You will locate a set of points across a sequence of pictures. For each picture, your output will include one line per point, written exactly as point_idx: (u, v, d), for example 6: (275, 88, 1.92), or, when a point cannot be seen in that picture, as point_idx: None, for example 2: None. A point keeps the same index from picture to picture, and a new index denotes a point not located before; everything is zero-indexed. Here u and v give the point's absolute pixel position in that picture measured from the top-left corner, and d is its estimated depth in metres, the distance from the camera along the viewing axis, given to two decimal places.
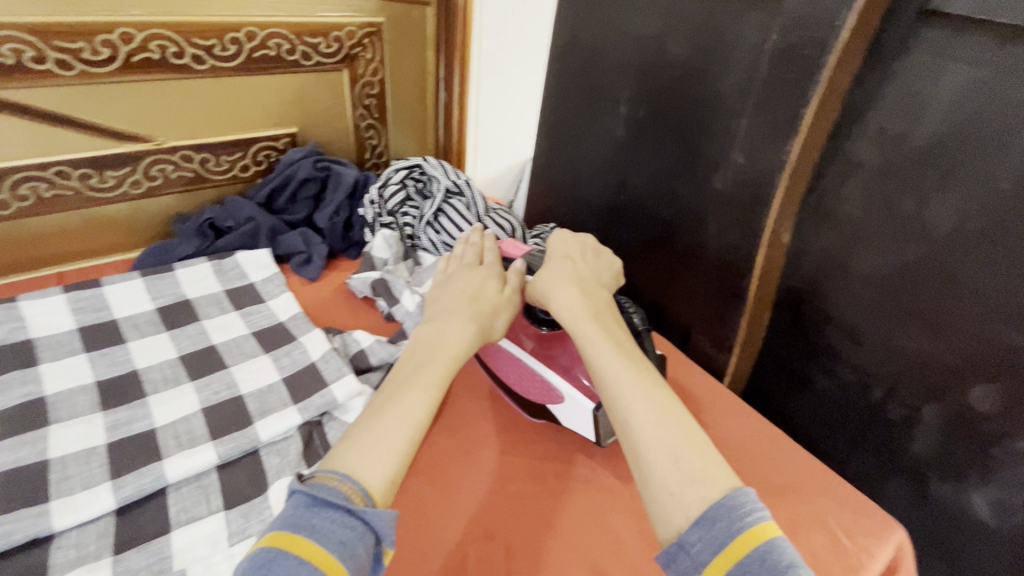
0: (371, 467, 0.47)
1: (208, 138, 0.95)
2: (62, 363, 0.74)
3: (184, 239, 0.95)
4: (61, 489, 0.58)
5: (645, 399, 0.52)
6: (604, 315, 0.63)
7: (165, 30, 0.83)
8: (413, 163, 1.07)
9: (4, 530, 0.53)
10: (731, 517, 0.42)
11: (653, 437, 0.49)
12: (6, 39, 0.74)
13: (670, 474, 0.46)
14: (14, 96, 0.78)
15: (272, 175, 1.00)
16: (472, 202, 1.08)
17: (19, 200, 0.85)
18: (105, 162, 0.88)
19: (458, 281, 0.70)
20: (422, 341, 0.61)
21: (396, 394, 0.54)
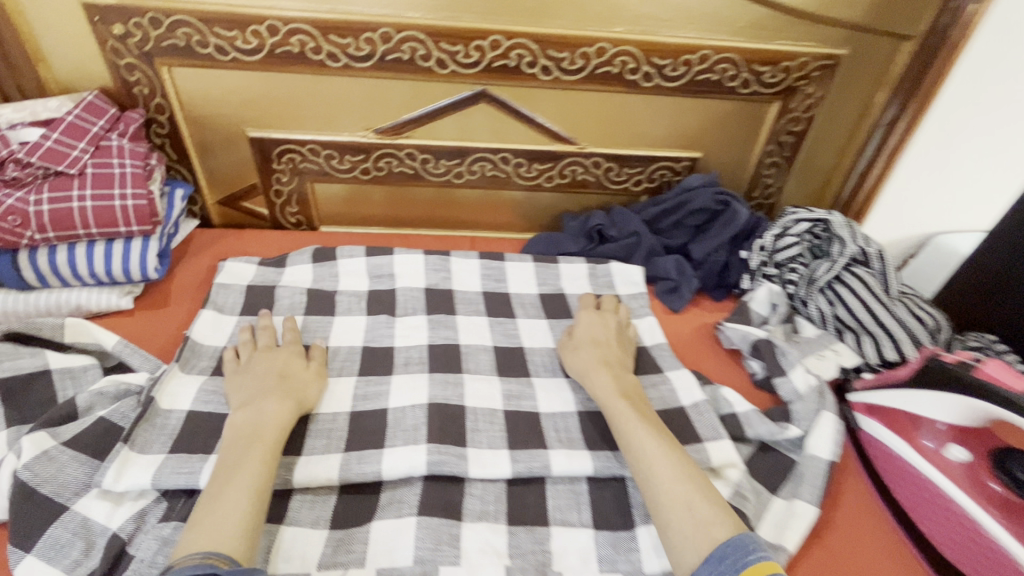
0: (227, 533, 0.50)
1: (621, 150, 0.99)
2: (470, 320, 0.86)
3: (570, 235, 1.02)
4: (474, 440, 0.66)
5: (667, 459, 0.58)
6: (635, 398, 0.67)
7: (633, 48, 0.87)
8: (818, 215, 0.93)
9: (439, 459, 0.62)
10: (738, 555, 0.49)
11: (672, 499, 0.55)
12: (517, 45, 0.87)
13: (684, 524, 0.53)
14: (502, 92, 0.92)
15: (664, 196, 0.99)
16: (879, 278, 0.90)
17: (470, 174, 1.02)
18: (537, 156, 0.99)
19: (258, 364, 0.69)
20: (241, 427, 0.61)
21: (232, 476, 0.55)
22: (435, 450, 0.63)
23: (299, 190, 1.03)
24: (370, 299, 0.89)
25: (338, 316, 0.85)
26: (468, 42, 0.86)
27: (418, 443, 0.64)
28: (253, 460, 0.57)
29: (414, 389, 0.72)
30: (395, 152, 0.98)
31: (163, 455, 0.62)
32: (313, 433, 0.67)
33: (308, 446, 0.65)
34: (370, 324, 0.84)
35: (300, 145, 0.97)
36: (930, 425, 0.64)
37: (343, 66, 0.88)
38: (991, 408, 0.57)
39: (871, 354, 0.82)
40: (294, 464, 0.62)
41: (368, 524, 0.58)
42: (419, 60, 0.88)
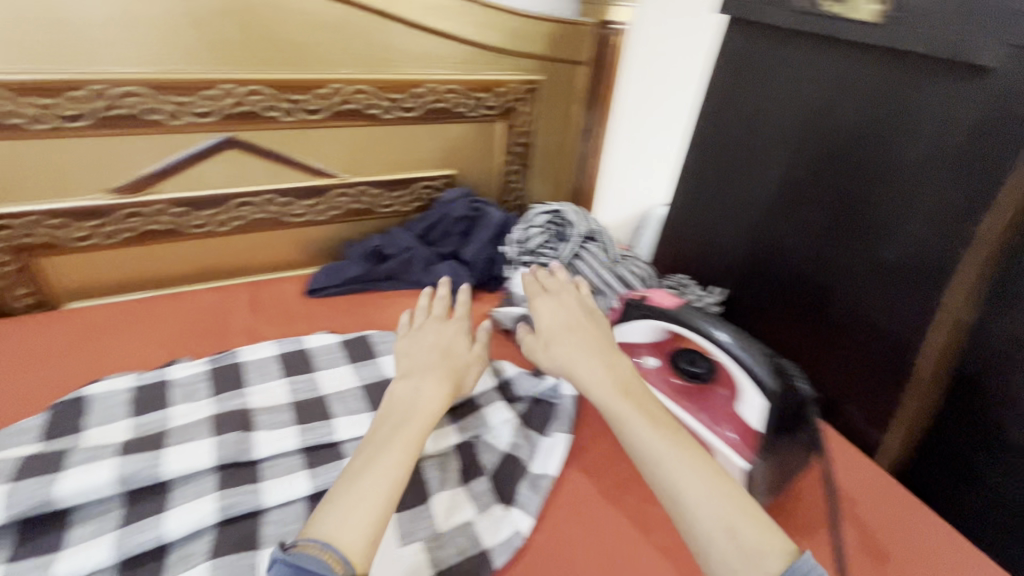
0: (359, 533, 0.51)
1: (381, 176, 1.09)
2: (262, 387, 0.80)
3: (352, 261, 1.07)
4: (268, 472, 0.67)
5: (682, 468, 0.56)
6: (633, 386, 0.68)
7: (368, 86, 0.98)
8: (553, 208, 1.13)
9: (230, 501, 0.62)
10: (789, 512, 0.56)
11: (705, 519, 0.52)
12: (251, 92, 0.90)
13: (727, 550, 0.50)
14: (249, 137, 0.95)
15: (430, 212, 1.12)
16: (605, 249, 1.12)
17: (234, 220, 1.01)
18: (302, 193, 1.04)
19: (424, 339, 0.81)
20: (401, 400, 0.68)
21: (376, 455, 0.59)
22: (227, 493, 0.63)
23: (25, 268, 0.91)
24: (133, 400, 0.77)
25: (90, 429, 0.72)
26: (198, 92, 0.87)
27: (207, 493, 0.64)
28: (408, 440, 0.62)
29: (195, 452, 0.66)
30: (141, 210, 0.93)
31: None
32: (79, 520, 0.61)
33: (72, 538, 0.59)
34: (134, 423, 0.73)
35: (14, 218, 0.86)
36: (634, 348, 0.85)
37: (53, 127, 0.82)
38: (661, 321, 0.77)
39: (604, 307, 1.04)
40: (50, 561, 0.57)
41: None
42: (147, 113, 0.86)
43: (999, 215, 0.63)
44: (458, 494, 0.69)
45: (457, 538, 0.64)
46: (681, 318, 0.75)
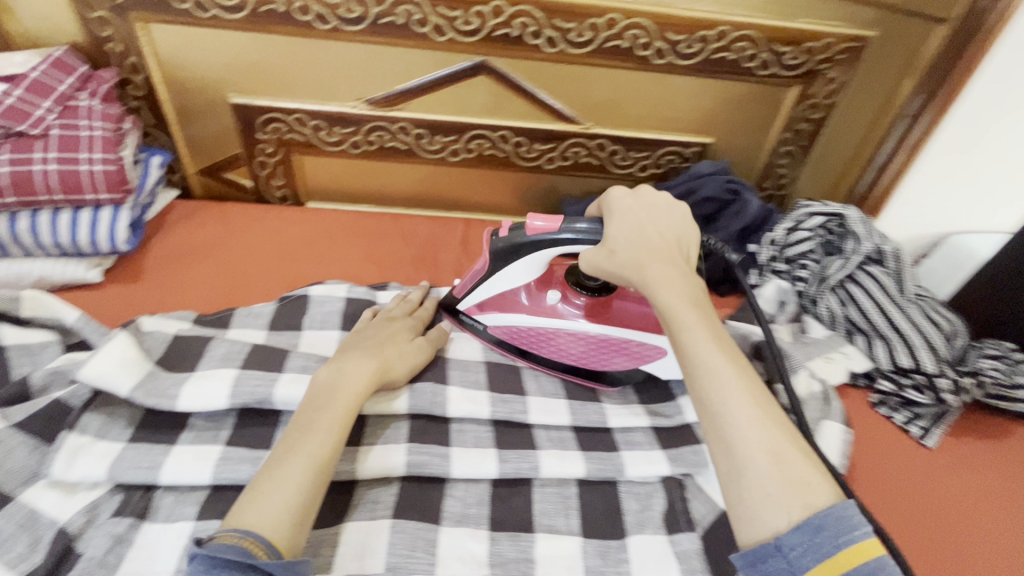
0: (275, 518, 0.45)
1: (628, 132, 0.93)
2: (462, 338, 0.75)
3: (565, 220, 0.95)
4: (458, 439, 0.62)
5: (744, 396, 0.50)
6: (705, 307, 0.57)
7: (646, 20, 0.81)
8: (833, 209, 0.86)
9: (418, 459, 0.58)
10: (839, 530, 0.43)
11: (758, 445, 0.48)
12: (520, 13, 0.80)
13: (771, 476, 0.46)
14: (502, 64, 0.85)
15: (674, 182, 0.93)
16: (895, 278, 0.82)
17: (466, 152, 0.96)
18: (538, 135, 0.93)
19: (378, 327, 0.68)
20: (321, 385, 0.57)
21: (301, 440, 0.51)
22: (416, 449, 0.59)
23: (285, 162, 0.96)
24: (344, 313, 0.77)
25: (308, 331, 0.74)
26: (468, 7, 0.79)
27: (399, 441, 0.60)
28: (330, 424, 0.53)
29: (393, 395, 0.63)
30: (386, 126, 0.92)
31: (121, 445, 0.57)
32: (286, 427, 0.62)
33: (278, 441, 0.60)
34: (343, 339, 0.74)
35: (285, 114, 0.90)
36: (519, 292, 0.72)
37: (333, 29, 0.81)
38: (550, 251, 0.64)
39: (881, 357, 0.78)
40: (260, 460, 0.58)
41: (341, 523, 0.54)
42: (415, 25, 0.81)
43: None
44: (660, 542, 0.57)
45: None
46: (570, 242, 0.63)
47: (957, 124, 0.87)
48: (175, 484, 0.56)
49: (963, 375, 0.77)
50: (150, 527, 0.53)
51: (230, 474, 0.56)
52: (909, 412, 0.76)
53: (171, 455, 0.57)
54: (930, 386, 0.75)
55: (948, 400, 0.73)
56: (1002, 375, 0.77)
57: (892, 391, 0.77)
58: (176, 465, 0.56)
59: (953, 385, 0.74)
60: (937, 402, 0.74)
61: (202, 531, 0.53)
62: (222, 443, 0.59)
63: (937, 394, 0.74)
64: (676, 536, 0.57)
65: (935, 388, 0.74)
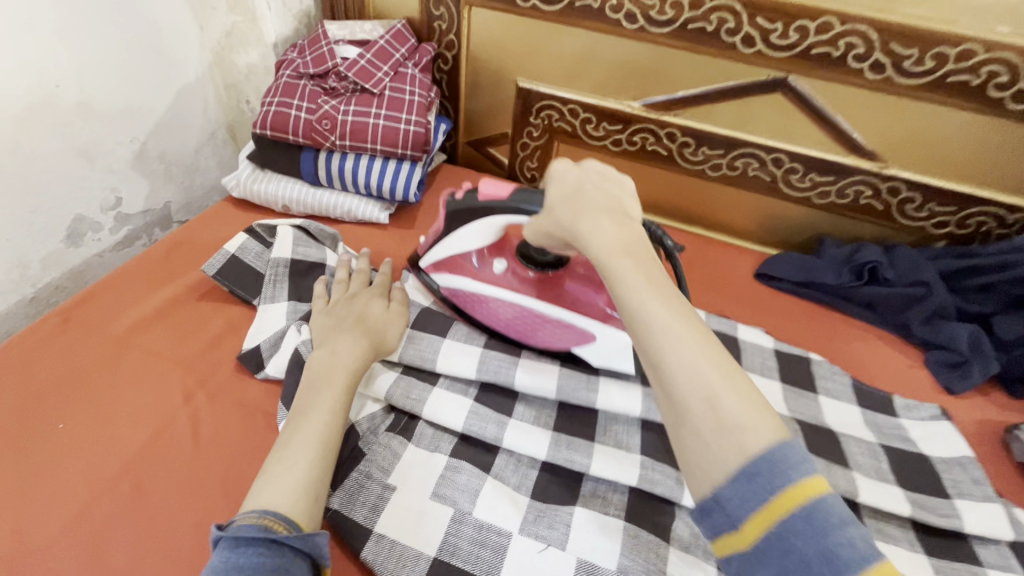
0: (289, 495, 0.46)
1: (935, 180, 0.80)
2: None
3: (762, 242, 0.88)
4: None
5: (672, 323, 0.39)
6: (626, 219, 0.47)
7: (1016, 57, 0.68)
8: None
9: (651, 477, 0.58)
10: (776, 475, 0.34)
11: (689, 382, 0.36)
12: (852, 33, 0.72)
13: (704, 424, 0.36)
14: (807, 84, 0.79)
15: (979, 250, 0.80)
16: None
17: (728, 169, 0.91)
18: (819, 164, 0.85)
19: (340, 306, 0.68)
20: (316, 367, 0.58)
21: (304, 418, 0.53)
22: (650, 466, 0.59)
23: (545, 147, 1.02)
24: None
25: None
26: (790, 21, 0.74)
27: (631, 453, 0.61)
28: (327, 403, 0.54)
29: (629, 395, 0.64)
30: (654, 129, 0.91)
31: (398, 374, 0.66)
32: (524, 401, 0.66)
33: (519, 412, 0.65)
34: None
35: (562, 103, 0.95)
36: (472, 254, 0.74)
37: (638, 29, 0.82)
38: (498, 217, 0.65)
39: None
40: (505, 424, 0.62)
41: (571, 506, 0.57)
42: (724, 33, 0.78)
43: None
44: None
45: None
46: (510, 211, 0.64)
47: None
48: (435, 422, 0.63)
49: None
50: (415, 449, 0.61)
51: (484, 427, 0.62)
52: None
53: (434, 395, 0.64)
54: None
55: None
56: None
57: None
58: (437, 407, 0.63)
59: None
60: None
61: (453, 468, 0.59)
62: (471, 397, 0.65)
63: None
64: None
65: None
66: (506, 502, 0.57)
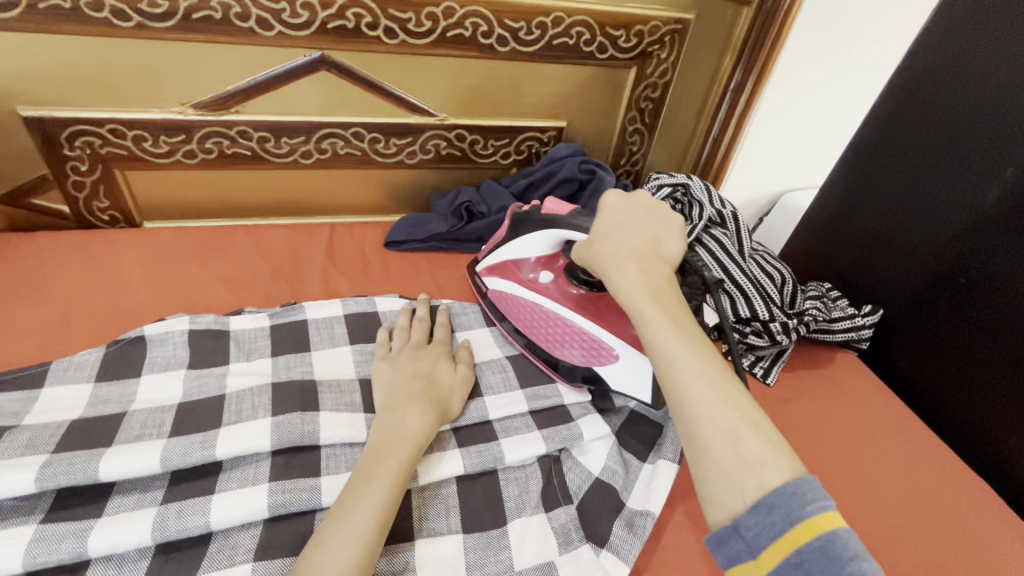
0: (348, 559, 0.46)
1: (576, 122, 1.03)
2: (475, 335, 0.76)
3: (437, 215, 0.98)
4: (505, 433, 0.64)
5: (709, 390, 0.46)
6: (665, 295, 0.54)
7: (588, 18, 0.89)
8: (679, 179, 0.95)
9: (475, 461, 0.60)
10: (791, 506, 0.40)
11: (714, 426, 0.44)
12: (470, 14, 0.84)
13: (729, 473, 0.42)
14: (456, 63, 0.89)
15: (534, 168, 1.00)
16: (734, 238, 0.92)
17: (423, 153, 0.98)
18: (492, 130, 0.98)
19: (405, 362, 0.66)
20: (376, 438, 0.56)
21: (372, 478, 0.52)
22: (471, 453, 0.61)
23: (231, 177, 0.92)
24: (347, 328, 0.76)
25: (316, 351, 0.72)
26: (418, 10, 0.82)
27: (449, 449, 0.61)
28: (395, 473, 0.53)
29: None
30: (340, 131, 0.91)
31: (157, 507, 0.53)
32: (327, 453, 0.59)
33: (326, 466, 0.58)
34: (353, 351, 0.73)
35: (227, 128, 0.86)
36: (528, 263, 0.76)
37: (278, 35, 0.79)
38: (553, 229, 0.68)
39: (727, 311, 0.85)
40: (317, 486, 0.56)
41: (410, 538, 0.55)
42: (365, 28, 0.81)
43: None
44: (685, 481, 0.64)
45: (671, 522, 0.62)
46: (567, 224, 0.67)
47: (816, 85, 1.04)
48: (228, 527, 0.53)
49: (793, 318, 0.85)
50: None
51: (291, 502, 0.54)
52: (754, 355, 0.85)
53: (216, 501, 0.53)
54: (767, 330, 0.84)
55: (781, 340, 0.83)
56: (822, 312, 0.86)
57: (738, 339, 0.84)
58: (226, 510, 0.52)
59: (783, 326, 0.83)
60: (774, 342, 0.84)
61: (269, 566, 0.50)
62: (266, 481, 0.55)
63: (772, 336, 0.83)
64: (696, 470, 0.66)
65: (770, 332, 0.84)
66: None
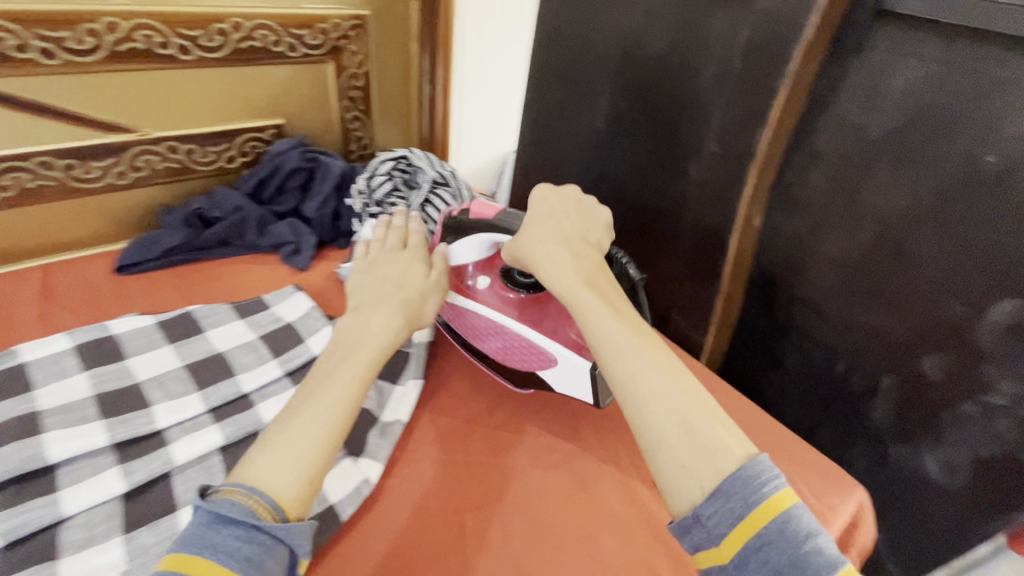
0: (281, 476, 0.52)
1: (296, 117, 1.14)
2: (222, 329, 0.81)
3: (170, 230, 0.99)
4: (261, 397, 0.71)
5: (648, 369, 0.55)
6: (598, 283, 0.65)
7: (267, 21, 1.00)
8: (399, 154, 1.11)
9: (232, 430, 0.66)
10: (747, 491, 0.47)
11: (663, 412, 0.52)
12: (137, 27, 0.89)
13: (680, 444, 0.50)
14: (138, 74, 0.94)
15: (259, 166, 1.08)
16: (456, 193, 1.11)
17: (133, 171, 1.00)
18: (206, 137, 1.04)
19: (380, 269, 0.75)
20: (349, 332, 0.66)
21: (313, 398, 0.58)
22: (227, 425, 0.66)
23: None
24: (79, 353, 0.73)
25: (42, 387, 0.67)
26: (73, 27, 0.85)
27: (206, 426, 0.66)
28: (344, 382, 0.60)
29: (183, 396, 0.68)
30: (24, 164, 0.90)
31: None
32: (66, 468, 0.60)
33: (66, 480, 0.59)
34: (90, 377, 0.70)
35: None
36: (466, 272, 0.84)
37: None
38: (484, 233, 0.78)
39: None
40: (55, 500, 0.57)
41: (174, 511, 0.58)
42: (12, 51, 0.82)
43: (832, 132, 0.71)
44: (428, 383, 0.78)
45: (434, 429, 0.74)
46: (500, 224, 0.77)
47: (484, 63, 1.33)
48: None
49: None
50: None
51: (26, 521, 0.54)
52: None
53: None
54: None
55: None
56: None
57: None
58: None
59: None
60: None
61: None
62: None
63: None
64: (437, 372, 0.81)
65: None
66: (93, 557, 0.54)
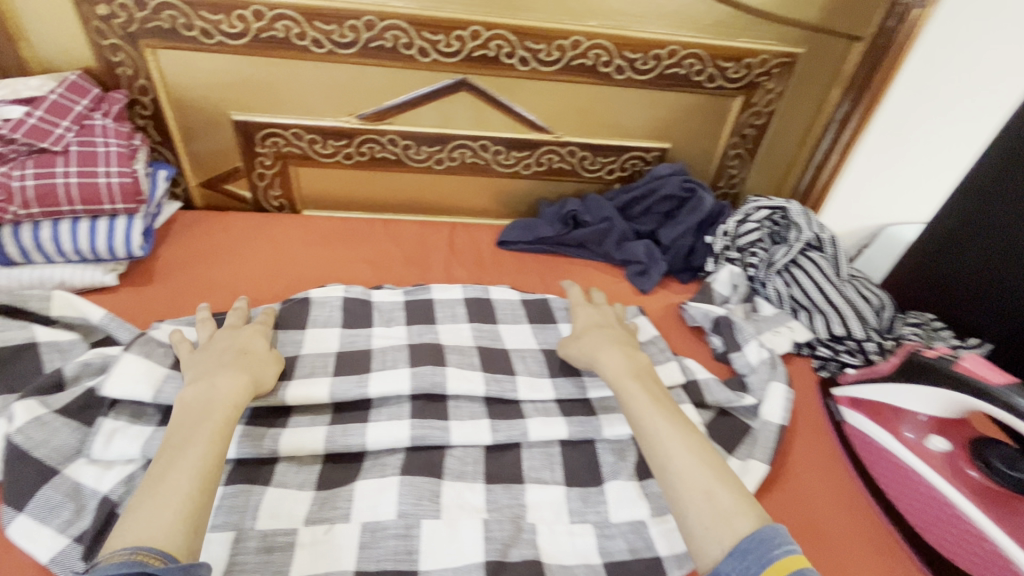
0: (168, 530, 0.46)
1: (595, 139, 1.04)
2: (452, 327, 0.82)
3: (547, 220, 1.05)
4: (455, 414, 0.68)
5: (683, 450, 0.55)
6: (646, 377, 0.66)
7: (606, 41, 0.92)
8: (777, 204, 0.99)
9: (420, 433, 0.65)
10: (761, 549, 0.46)
11: (688, 485, 0.52)
12: (496, 36, 0.90)
13: (703, 513, 0.50)
14: (480, 81, 0.96)
15: (636, 184, 1.05)
16: (831, 261, 0.95)
17: (449, 161, 1.05)
18: (515, 144, 1.04)
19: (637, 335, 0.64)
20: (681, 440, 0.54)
21: (185, 448, 0.52)
22: (419, 424, 0.65)
23: (282, 173, 1.05)
24: (343, 309, 0.82)
25: (312, 328, 0.78)
26: (448, 32, 0.90)
27: (402, 418, 0.66)
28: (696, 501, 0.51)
29: (397, 377, 0.69)
30: (377, 138, 1.01)
31: (152, 428, 0.63)
32: (298, 411, 0.67)
33: (293, 421, 0.66)
34: (343, 332, 0.79)
35: (283, 129, 0.99)
36: (913, 417, 0.70)
37: (328, 52, 0.91)
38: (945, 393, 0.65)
39: (821, 328, 0.89)
40: (279, 434, 0.64)
41: (352, 483, 0.61)
42: (402, 48, 0.91)
43: None
44: (633, 489, 0.64)
45: (626, 534, 0.60)
46: (999, 399, 0.59)
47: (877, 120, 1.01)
48: None
49: (889, 340, 0.88)
50: None
51: (253, 445, 0.62)
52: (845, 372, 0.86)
53: None
54: (861, 349, 0.86)
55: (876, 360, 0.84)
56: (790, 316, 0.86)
57: (830, 355, 0.87)
58: None
59: (880, 348, 0.86)
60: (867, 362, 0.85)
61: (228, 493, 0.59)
62: (242, 422, 0.65)
63: (867, 355, 0.85)
64: (647, 481, 0.65)
65: (865, 351, 0.86)
66: (289, 502, 0.59)
